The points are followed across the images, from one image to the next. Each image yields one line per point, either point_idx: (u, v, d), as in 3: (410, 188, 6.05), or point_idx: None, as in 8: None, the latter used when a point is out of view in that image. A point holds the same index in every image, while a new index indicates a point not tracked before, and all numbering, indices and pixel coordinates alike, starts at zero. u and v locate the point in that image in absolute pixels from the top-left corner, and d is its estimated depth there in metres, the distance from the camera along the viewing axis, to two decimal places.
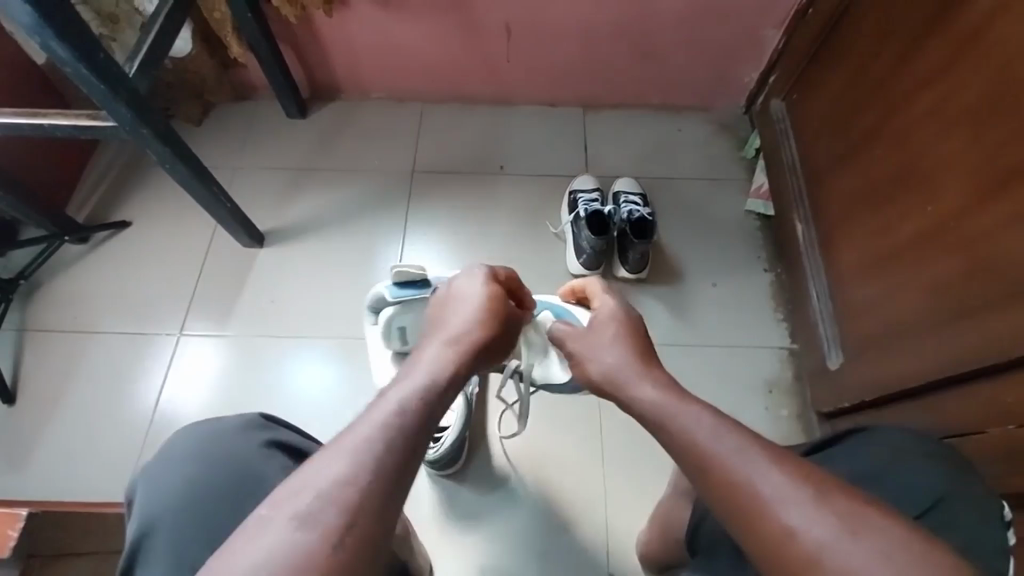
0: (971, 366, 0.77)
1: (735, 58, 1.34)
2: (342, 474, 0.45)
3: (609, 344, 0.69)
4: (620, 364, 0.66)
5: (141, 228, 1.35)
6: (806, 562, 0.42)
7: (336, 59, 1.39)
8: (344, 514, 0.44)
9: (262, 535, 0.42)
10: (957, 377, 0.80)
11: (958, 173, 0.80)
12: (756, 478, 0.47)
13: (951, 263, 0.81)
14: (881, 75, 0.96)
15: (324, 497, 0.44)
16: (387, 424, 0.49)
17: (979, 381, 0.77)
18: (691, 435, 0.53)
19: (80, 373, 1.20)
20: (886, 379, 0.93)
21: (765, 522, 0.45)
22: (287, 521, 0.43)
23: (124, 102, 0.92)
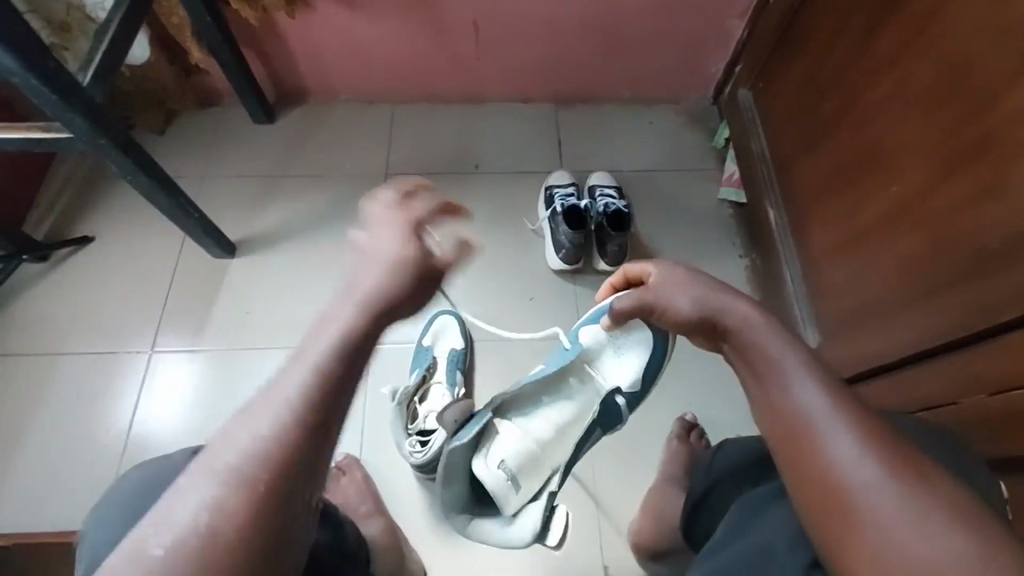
0: (941, 341, 0.80)
1: (700, 51, 1.37)
2: (237, 472, 0.44)
3: (684, 288, 0.64)
4: (706, 302, 0.61)
5: (105, 243, 1.30)
6: (837, 495, 0.45)
7: (301, 61, 1.36)
8: (233, 521, 0.42)
9: (156, 535, 0.42)
10: (926, 352, 0.83)
11: (921, 152, 0.83)
12: (826, 419, 0.48)
13: (919, 240, 0.84)
14: (842, 62, 0.99)
15: (194, 522, 0.42)
16: (277, 414, 0.45)
17: (943, 356, 0.80)
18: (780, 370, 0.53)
19: (48, 398, 1.15)
20: (868, 356, 0.95)
21: (812, 457, 0.47)
22: (178, 522, 0.42)
23: (80, 114, 0.88)
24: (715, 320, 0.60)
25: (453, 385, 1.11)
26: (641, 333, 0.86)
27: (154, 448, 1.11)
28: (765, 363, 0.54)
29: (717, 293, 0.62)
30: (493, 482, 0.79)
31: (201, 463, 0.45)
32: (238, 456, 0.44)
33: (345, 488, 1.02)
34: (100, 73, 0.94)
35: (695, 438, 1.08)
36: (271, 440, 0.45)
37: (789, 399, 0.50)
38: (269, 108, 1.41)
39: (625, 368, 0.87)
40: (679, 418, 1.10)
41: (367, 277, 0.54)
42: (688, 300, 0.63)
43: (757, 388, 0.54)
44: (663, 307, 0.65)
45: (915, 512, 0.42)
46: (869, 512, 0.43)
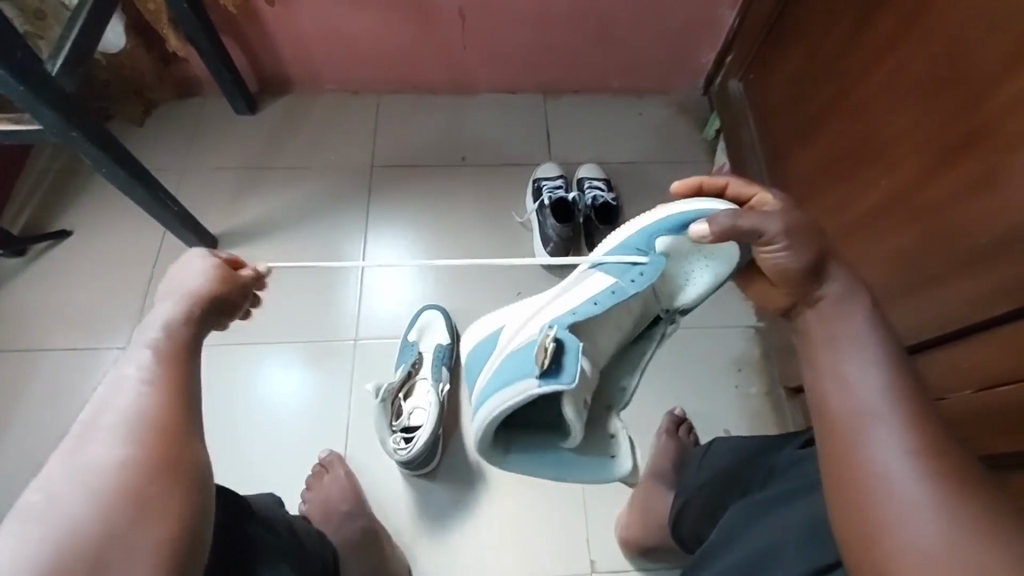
0: (938, 336, 0.80)
1: (690, 42, 1.35)
2: (120, 433, 0.47)
3: (803, 233, 0.53)
4: (814, 257, 0.52)
5: (84, 237, 1.27)
6: (862, 500, 0.44)
7: (284, 51, 1.34)
8: (130, 479, 0.45)
9: (55, 494, 0.44)
10: (925, 345, 0.83)
11: (912, 144, 0.82)
12: (881, 430, 0.45)
13: (911, 233, 0.83)
14: (832, 53, 0.98)
15: (94, 483, 0.44)
16: (139, 386, 0.49)
17: (937, 352, 0.80)
18: (826, 368, 0.49)
19: (24, 395, 1.13)
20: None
21: (846, 459, 0.46)
22: (69, 488, 0.44)
23: (49, 104, 0.85)
24: (821, 278, 0.52)
25: (438, 381, 1.09)
26: (725, 250, 0.65)
27: None
28: (830, 344, 0.50)
29: (833, 263, 0.52)
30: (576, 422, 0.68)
31: (74, 443, 0.46)
32: (113, 419, 0.47)
33: (327, 485, 1.01)
34: (71, 62, 0.90)
35: (684, 433, 1.06)
36: (144, 399, 0.49)
37: (843, 386, 0.48)
38: (250, 99, 1.38)
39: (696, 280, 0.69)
40: (668, 412, 1.09)
41: (183, 283, 0.58)
42: (799, 257, 0.52)
43: (813, 364, 0.50)
44: (774, 243, 0.53)
45: (949, 511, 0.41)
46: (893, 505, 0.43)
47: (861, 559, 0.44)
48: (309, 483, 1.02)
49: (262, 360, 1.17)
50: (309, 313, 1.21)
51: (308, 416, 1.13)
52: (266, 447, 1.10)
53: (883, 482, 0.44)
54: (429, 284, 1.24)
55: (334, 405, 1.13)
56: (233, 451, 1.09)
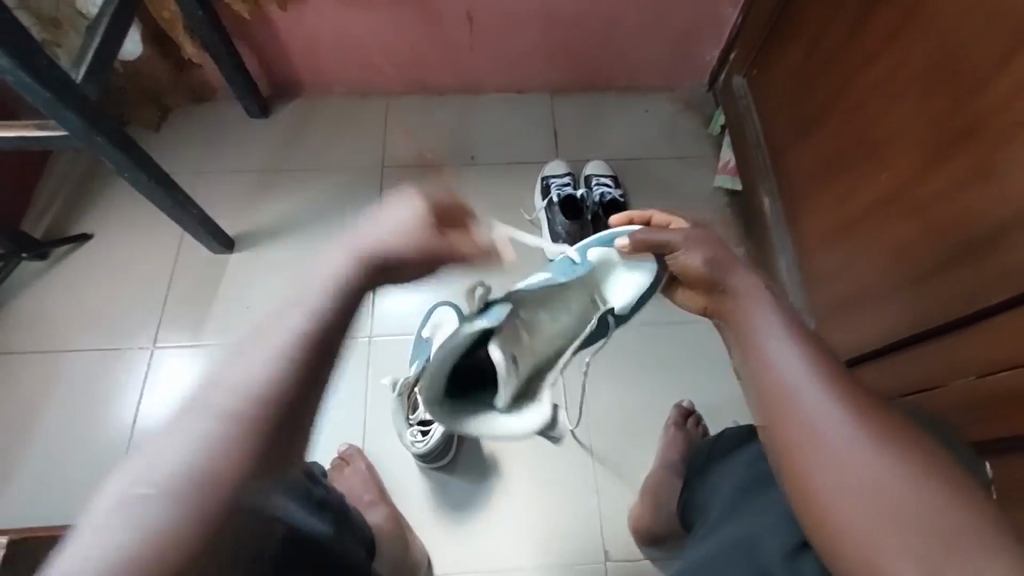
0: (924, 329, 0.81)
1: (694, 39, 1.37)
2: (216, 447, 0.41)
3: (712, 241, 0.65)
4: (717, 260, 0.63)
5: (103, 240, 1.30)
6: (819, 479, 0.47)
7: (296, 55, 1.36)
8: (202, 509, 0.39)
9: (139, 479, 0.39)
10: (914, 338, 0.84)
11: (911, 138, 0.83)
12: (823, 412, 0.49)
13: (910, 224, 0.84)
14: (833, 49, 0.99)
15: (167, 485, 0.39)
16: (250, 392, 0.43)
17: (927, 344, 0.81)
18: (767, 357, 0.53)
19: (49, 395, 1.16)
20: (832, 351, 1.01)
21: (795, 441, 0.49)
22: (148, 484, 0.39)
23: (74, 109, 0.87)
24: (721, 283, 0.62)
25: None
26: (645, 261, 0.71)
27: None
28: (745, 331, 0.57)
29: (732, 267, 0.63)
30: (505, 366, 0.67)
31: (182, 421, 0.42)
32: (226, 407, 0.42)
33: (347, 477, 1.04)
34: (93, 69, 0.93)
35: (692, 424, 1.08)
36: (266, 378, 0.44)
37: (782, 371, 0.52)
38: (263, 102, 1.41)
39: (627, 288, 0.73)
40: (677, 405, 1.10)
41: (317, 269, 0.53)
42: (701, 255, 0.64)
43: (744, 349, 0.56)
44: (680, 250, 0.66)
45: (874, 463, 0.46)
46: (823, 463, 0.47)
47: (810, 519, 0.48)
48: (330, 476, 1.05)
49: None
50: None
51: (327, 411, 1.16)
52: None
53: (808, 442, 0.48)
54: (442, 281, 1.27)
55: (351, 400, 1.16)
56: None
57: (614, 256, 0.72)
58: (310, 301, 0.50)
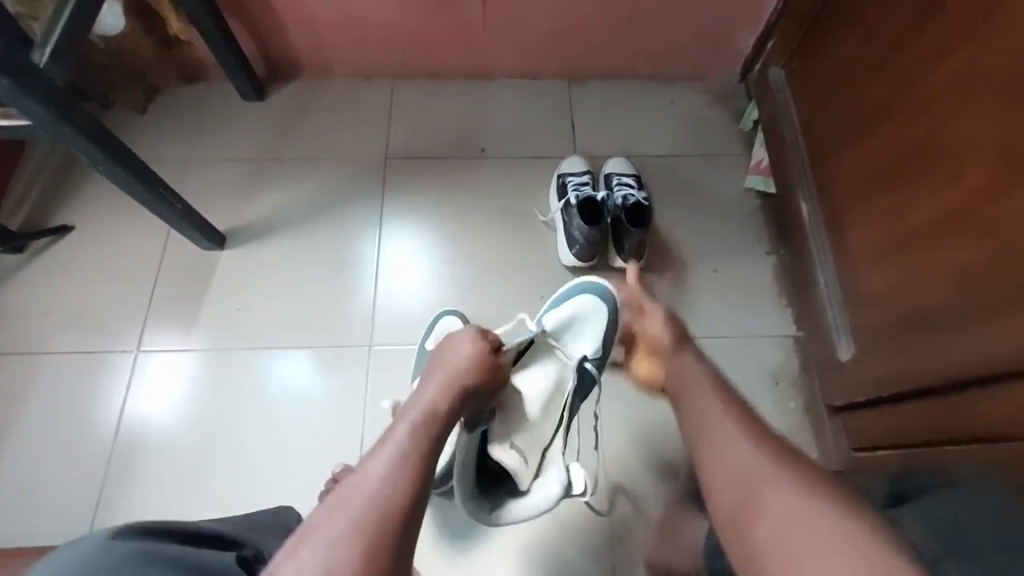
0: (987, 370, 0.73)
1: (729, 24, 1.25)
2: (346, 540, 0.54)
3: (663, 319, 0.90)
4: (678, 337, 0.85)
5: (86, 233, 1.21)
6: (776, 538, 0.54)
7: (293, 33, 1.25)
8: None
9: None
10: (975, 380, 0.75)
11: (983, 152, 0.72)
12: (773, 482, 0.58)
13: (978, 250, 0.74)
14: (892, 42, 0.87)
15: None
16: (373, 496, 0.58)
17: (994, 387, 0.73)
18: (723, 441, 0.66)
19: (27, 400, 1.09)
20: (875, 381, 0.92)
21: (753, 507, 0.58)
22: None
23: (36, 97, 0.77)
24: (677, 370, 0.80)
25: None
26: (589, 300, 0.94)
27: (143, 454, 1.06)
28: (697, 396, 0.74)
29: (687, 349, 0.83)
30: (510, 461, 0.82)
31: (310, 529, 0.56)
32: (371, 491, 0.58)
33: None
34: (62, 49, 0.80)
35: None
36: (377, 485, 0.59)
37: (728, 447, 0.65)
38: (258, 84, 1.30)
39: (587, 334, 0.94)
40: None
41: (415, 402, 0.72)
42: (661, 324, 0.89)
43: (701, 418, 0.71)
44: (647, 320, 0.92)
45: (798, 498, 0.56)
46: (765, 497, 0.58)
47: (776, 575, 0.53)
48: None
49: (272, 366, 1.12)
50: (321, 316, 1.15)
51: (323, 424, 1.08)
52: (280, 458, 1.06)
53: (750, 480, 0.60)
54: (448, 285, 1.18)
55: (350, 414, 1.09)
56: (246, 464, 1.06)
57: (564, 312, 0.93)
58: (401, 424, 0.68)
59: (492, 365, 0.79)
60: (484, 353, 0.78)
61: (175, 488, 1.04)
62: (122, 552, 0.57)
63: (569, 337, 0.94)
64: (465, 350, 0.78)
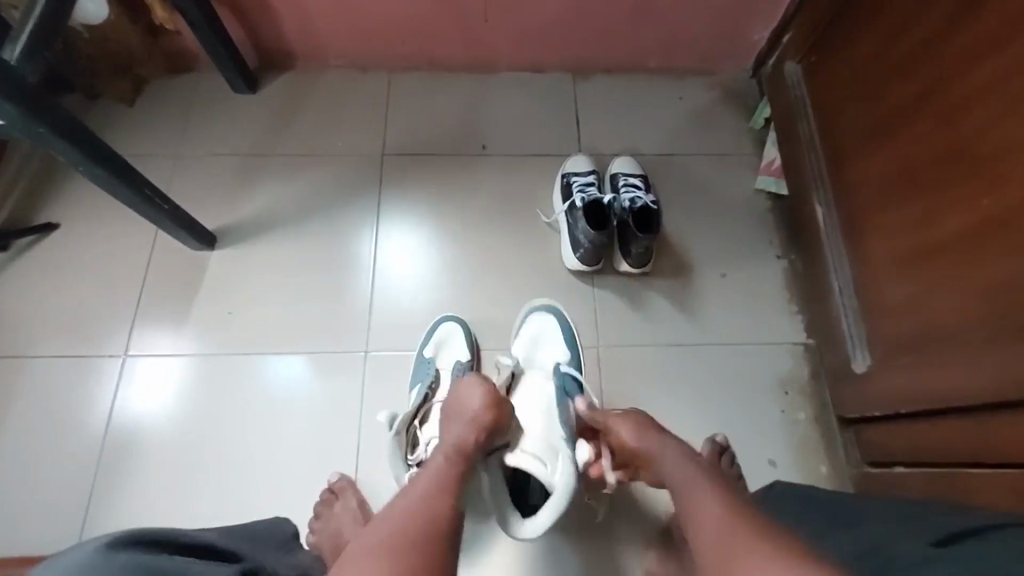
0: (1015, 393, 0.69)
1: (742, 16, 1.20)
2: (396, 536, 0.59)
3: (619, 419, 0.81)
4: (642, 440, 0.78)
5: (71, 232, 1.16)
6: None
7: (286, 23, 1.20)
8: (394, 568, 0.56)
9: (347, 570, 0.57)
10: (1001, 402, 0.72)
11: (1018, 162, 0.68)
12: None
13: (1010, 266, 0.70)
14: (922, 41, 0.82)
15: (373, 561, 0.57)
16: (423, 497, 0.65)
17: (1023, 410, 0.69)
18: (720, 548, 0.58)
19: (11, 406, 1.05)
20: (891, 396, 0.89)
21: None
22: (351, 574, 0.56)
23: (11, 99, 0.72)
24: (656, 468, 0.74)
25: None
26: (540, 320, 1.06)
27: (131, 464, 1.03)
28: (682, 498, 0.67)
29: (651, 430, 0.79)
30: (526, 464, 0.82)
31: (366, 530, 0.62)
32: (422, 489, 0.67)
33: (338, 514, 0.94)
34: (34, 46, 0.75)
35: (726, 464, 0.95)
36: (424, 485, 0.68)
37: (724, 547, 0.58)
38: (249, 76, 1.25)
39: (552, 348, 1.04)
40: (709, 439, 0.98)
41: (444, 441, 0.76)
42: (623, 424, 0.80)
43: (679, 500, 0.68)
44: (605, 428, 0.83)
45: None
46: None
47: None
48: (318, 511, 0.95)
49: (263, 372, 1.08)
50: (316, 321, 1.12)
51: (317, 433, 1.05)
52: (273, 468, 1.03)
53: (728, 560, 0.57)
54: (448, 289, 1.14)
55: (345, 422, 1.05)
56: (238, 474, 1.02)
57: (524, 339, 1.06)
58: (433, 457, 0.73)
59: (504, 404, 0.82)
60: (496, 395, 0.81)
61: (164, 499, 1.01)
62: (119, 565, 0.52)
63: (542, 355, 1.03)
64: (475, 386, 0.82)
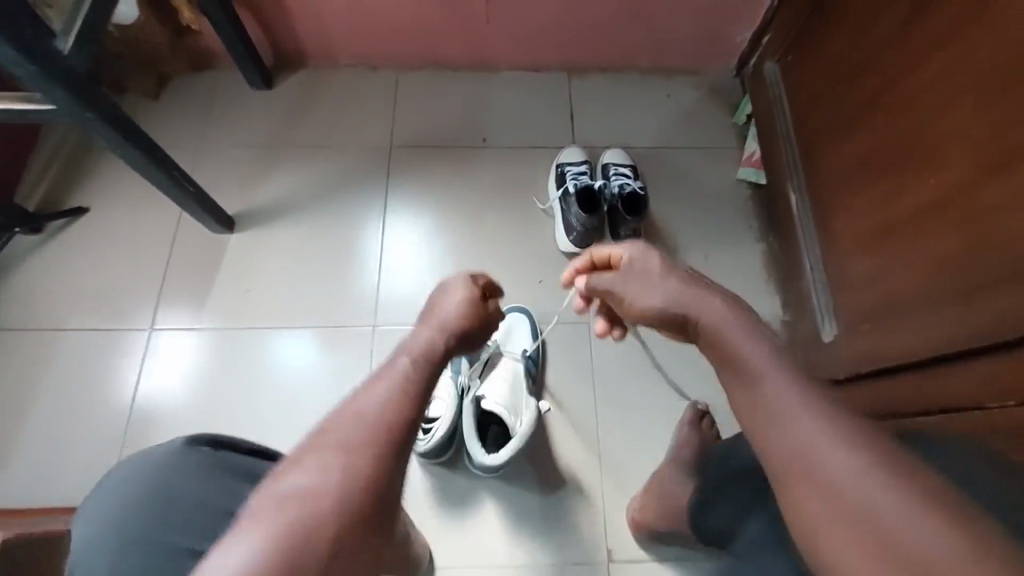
0: (944, 350, 0.78)
1: (725, 20, 1.29)
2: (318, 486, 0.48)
3: (654, 281, 0.65)
4: (674, 296, 0.63)
5: (100, 215, 1.25)
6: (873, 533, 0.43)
7: (301, 24, 1.29)
8: (305, 535, 0.45)
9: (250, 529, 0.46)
10: (931, 359, 0.80)
11: (961, 145, 0.77)
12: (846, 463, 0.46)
13: (952, 239, 0.78)
14: (884, 38, 0.90)
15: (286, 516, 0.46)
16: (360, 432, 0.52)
17: (947, 366, 0.78)
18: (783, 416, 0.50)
19: (46, 374, 1.14)
20: (852, 362, 0.97)
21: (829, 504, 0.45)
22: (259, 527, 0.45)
23: (60, 84, 0.80)
24: (688, 316, 0.61)
25: (457, 373, 1.07)
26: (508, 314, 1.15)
27: (155, 427, 1.11)
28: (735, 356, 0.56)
29: (687, 282, 0.64)
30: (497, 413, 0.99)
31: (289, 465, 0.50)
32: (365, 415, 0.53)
33: None
34: (81, 39, 0.83)
35: (706, 427, 1.04)
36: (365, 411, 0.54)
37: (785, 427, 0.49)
38: (266, 73, 1.34)
39: (520, 333, 1.13)
40: (691, 405, 1.06)
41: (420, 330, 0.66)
42: (655, 295, 0.64)
43: (720, 362, 0.57)
44: (632, 303, 0.67)
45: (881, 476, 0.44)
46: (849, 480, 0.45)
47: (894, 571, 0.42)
48: None
49: (278, 345, 1.17)
50: (327, 298, 1.20)
51: (327, 400, 1.13)
52: (287, 431, 1.11)
53: (786, 435, 0.49)
54: (450, 269, 1.22)
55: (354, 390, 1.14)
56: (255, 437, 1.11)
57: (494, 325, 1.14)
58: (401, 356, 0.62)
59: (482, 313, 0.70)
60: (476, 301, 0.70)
61: None
62: (194, 462, 0.64)
63: (511, 346, 1.12)
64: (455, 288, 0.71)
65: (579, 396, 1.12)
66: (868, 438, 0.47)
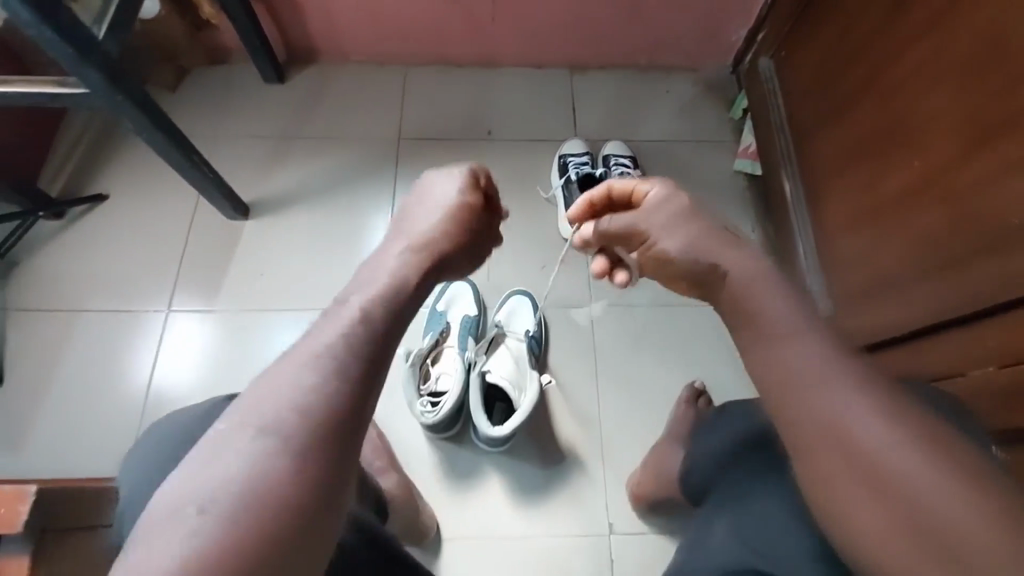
0: (935, 321, 0.82)
1: (721, 18, 1.34)
2: (306, 386, 0.43)
3: (675, 224, 0.62)
4: (693, 246, 0.60)
5: (119, 202, 1.30)
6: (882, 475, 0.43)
7: (314, 21, 1.34)
8: (287, 439, 0.41)
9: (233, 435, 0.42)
10: (924, 331, 0.85)
11: (944, 127, 0.81)
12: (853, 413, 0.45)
13: (937, 216, 0.82)
14: (870, 29, 0.95)
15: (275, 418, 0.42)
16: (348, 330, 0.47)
17: (937, 336, 0.83)
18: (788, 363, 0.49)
19: (66, 353, 1.17)
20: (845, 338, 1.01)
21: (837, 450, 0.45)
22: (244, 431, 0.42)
23: (96, 68, 0.85)
24: (712, 265, 0.58)
25: (465, 349, 1.10)
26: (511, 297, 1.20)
27: (171, 403, 1.14)
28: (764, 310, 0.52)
29: (717, 235, 0.60)
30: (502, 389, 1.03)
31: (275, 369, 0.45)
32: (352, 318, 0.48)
33: None
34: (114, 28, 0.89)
35: (703, 404, 1.07)
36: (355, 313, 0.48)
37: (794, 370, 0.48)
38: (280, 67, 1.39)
39: (523, 315, 1.18)
40: (688, 384, 1.09)
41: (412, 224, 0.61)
42: (677, 241, 0.61)
43: (739, 309, 0.54)
44: (655, 243, 0.64)
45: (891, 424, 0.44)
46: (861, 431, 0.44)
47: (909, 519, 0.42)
48: None
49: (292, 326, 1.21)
50: (338, 281, 1.24)
51: None
52: None
53: (791, 383, 0.48)
54: None
55: None
56: None
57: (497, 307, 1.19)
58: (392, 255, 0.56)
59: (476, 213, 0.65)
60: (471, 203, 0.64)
61: None
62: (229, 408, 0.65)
63: (514, 326, 1.17)
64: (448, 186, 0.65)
65: (580, 375, 1.16)
66: (889, 394, 0.46)
